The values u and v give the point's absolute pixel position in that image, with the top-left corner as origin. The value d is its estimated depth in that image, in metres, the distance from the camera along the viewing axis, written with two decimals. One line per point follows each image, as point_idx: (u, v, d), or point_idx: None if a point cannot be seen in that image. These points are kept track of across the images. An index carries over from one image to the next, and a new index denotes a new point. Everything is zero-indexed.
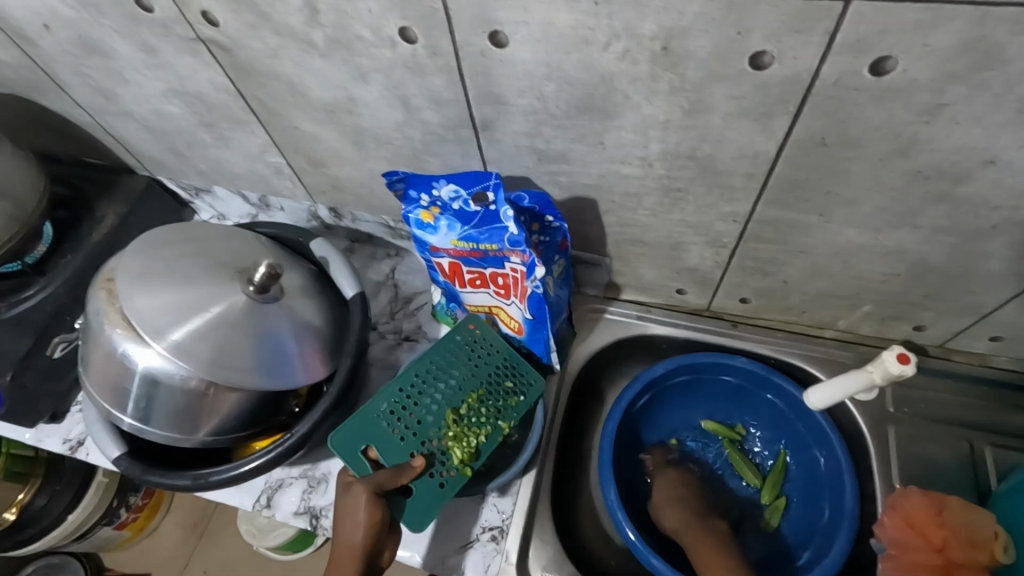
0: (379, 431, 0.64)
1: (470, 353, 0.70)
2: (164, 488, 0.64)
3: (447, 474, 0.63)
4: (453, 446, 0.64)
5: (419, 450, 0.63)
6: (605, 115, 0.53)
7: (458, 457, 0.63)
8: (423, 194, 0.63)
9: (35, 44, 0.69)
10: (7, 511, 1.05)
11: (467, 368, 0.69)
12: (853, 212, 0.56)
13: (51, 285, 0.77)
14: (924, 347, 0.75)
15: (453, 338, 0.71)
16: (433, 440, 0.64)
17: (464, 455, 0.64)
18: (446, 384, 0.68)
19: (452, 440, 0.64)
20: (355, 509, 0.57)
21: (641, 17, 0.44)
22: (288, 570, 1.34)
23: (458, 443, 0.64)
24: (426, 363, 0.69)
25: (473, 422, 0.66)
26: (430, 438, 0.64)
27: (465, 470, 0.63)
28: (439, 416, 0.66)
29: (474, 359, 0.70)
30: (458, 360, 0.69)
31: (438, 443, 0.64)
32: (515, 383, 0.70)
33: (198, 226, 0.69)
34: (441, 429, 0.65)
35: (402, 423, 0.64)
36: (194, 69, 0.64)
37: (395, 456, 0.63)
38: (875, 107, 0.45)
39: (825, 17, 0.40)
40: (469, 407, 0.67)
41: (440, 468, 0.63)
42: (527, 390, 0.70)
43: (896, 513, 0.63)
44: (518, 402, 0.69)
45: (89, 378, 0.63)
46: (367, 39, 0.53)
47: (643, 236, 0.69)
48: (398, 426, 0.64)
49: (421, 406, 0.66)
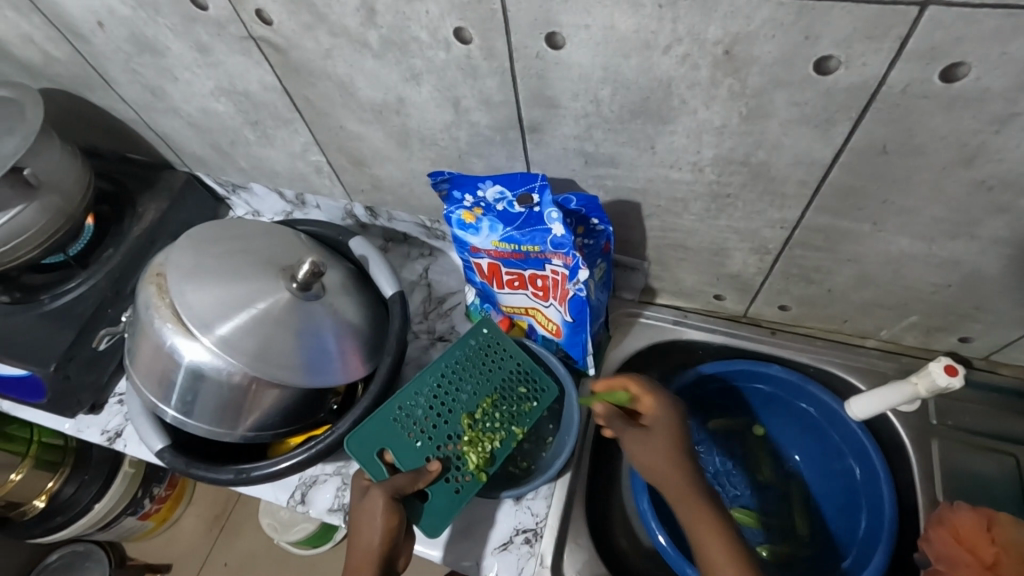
0: (395, 434, 0.64)
1: (484, 357, 0.69)
2: (209, 483, 0.65)
3: (462, 480, 0.63)
4: (468, 451, 0.63)
5: (434, 454, 0.63)
6: (659, 119, 0.53)
7: (472, 462, 0.63)
8: (467, 195, 0.64)
9: (88, 41, 0.70)
10: (37, 498, 1.07)
11: (479, 372, 0.68)
12: (908, 221, 0.55)
13: (94, 278, 0.78)
14: (969, 359, 0.72)
15: (468, 342, 0.70)
16: (448, 445, 0.64)
17: (479, 461, 0.63)
18: (461, 387, 0.67)
19: (467, 445, 0.64)
20: (373, 515, 0.57)
21: (706, 21, 0.43)
22: (308, 566, 1.34)
23: (472, 448, 0.63)
24: (442, 367, 0.68)
25: (488, 427, 0.65)
26: (446, 443, 0.64)
27: (480, 476, 0.63)
28: (455, 420, 0.65)
29: (490, 363, 0.69)
30: (473, 366, 0.68)
31: (453, 447, 0.64)
32: (529, 390, 0.68)
33: (241, 222, 0.69)
34: (455, 434, 0.64)
35: (417, 427, 0.64)
36: (244, 69, 0.65)
37: (411, 461, 0.63)
38: (943, 116, 0.44)
39: (899, 23, 0.39)
40: (484, 412, 0.66)
41: (455, 473, 0.63)
42: (540, 396, 0.68)
43: (943, 528, 0.62)
44: (531, 409, 0.67)
45: (136, 370, 0.64)
46: (422, 40, 0.53)
47: (686, 242, 0.68)
48: (414, 430, 0.64)
49: (437, 409, 0.65)
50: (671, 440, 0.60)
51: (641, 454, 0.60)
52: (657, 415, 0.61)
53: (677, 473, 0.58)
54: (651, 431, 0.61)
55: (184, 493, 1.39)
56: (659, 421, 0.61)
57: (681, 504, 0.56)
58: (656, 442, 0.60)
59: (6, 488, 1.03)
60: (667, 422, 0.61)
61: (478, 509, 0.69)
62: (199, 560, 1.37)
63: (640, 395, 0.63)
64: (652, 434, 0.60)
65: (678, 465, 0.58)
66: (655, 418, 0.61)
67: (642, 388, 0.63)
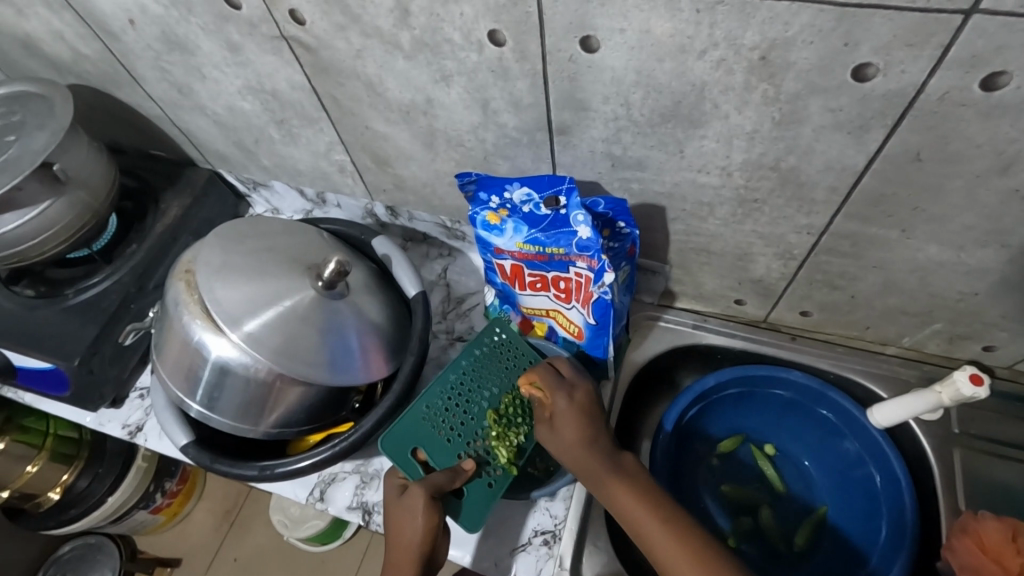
0: (427, 432, 0.64)
1: (496, 357, 0.69)
2: (233, 478, 0.65)
3: (494, 474, 0.63)
4: (497, 446, 0.63)
5: (465, 451, 0.64)
6: (690, 124, 0.53)
7: (503, 457, 0.63)
8: (493, 196, 0.64)
9: (119, 39, 0.71)
10: (52, 490, 1.08)
11: (496, 372, 0.68)
12: (938, 227, 0.55)
13: (117, 274, 0.79)
14: (992, 368, 0.71)
15: (482, 342, 0.70)
16: (477, 441, 0.64)
17: (509, 455, 0.63)
18: (481, 387, 0.67)
19: (496, 439, 0.64)
20: (414, 513, 0.57)
21: (744, 27, 0.44)
22: (319, 562, 1.35)
23: (501, 442, 0.63)
24: (461, 366, 0.68)
25: (513, 421, 0.65)
26: (474, 440, 0.64)
27: (511, 469, 0.63)
28: (481, 416, 0.66)
29: (506, 363, 0.69)
30: (495, 367, 0.69)
31: (482, 444, 0.64)
32: None
33: (265, 220, 0.69)
34: (482, 430, 0.65)
35: (446, 424, 0.65)
36: (273, 67, 0.66)
37: (444, 461, 0.63)
38: (980, 123, 0.44)
39: (941, 32, 0.40)
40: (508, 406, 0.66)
41: (487, 468, 0.63)
42: None
43: (968, 537, 0.62)
44: None
45: (163, 364, 0.65)
46: (454, 42, 0.54)
47: (710, 246, 0.68)
48: (443, 428, 0.64)
49: (462, 407, 0.66)
50: (575, 427, 0.59)
51: (556, 450, 0.60)
52: (558, 407, 0.61)
53: (591, 460, 0.57)
54: (556, 425, 0.60)
55: (194, 488, 1.39)
56: (561, 413, 0.60)
57: (601, 487, 0.56)
58: (565, 434, 0.59)
59: (22, 479, 1.04)
60: (571, 411, 0.60)
61: (498, 509, 0.70)
62: (209, 555, 1.37)
63: (545, 395, 0.61)
64: (559, 427, 0.60)
65: (590, 450, 0.58)
66: (557, 411, 0.60)
67: (544, 381, 0.62)
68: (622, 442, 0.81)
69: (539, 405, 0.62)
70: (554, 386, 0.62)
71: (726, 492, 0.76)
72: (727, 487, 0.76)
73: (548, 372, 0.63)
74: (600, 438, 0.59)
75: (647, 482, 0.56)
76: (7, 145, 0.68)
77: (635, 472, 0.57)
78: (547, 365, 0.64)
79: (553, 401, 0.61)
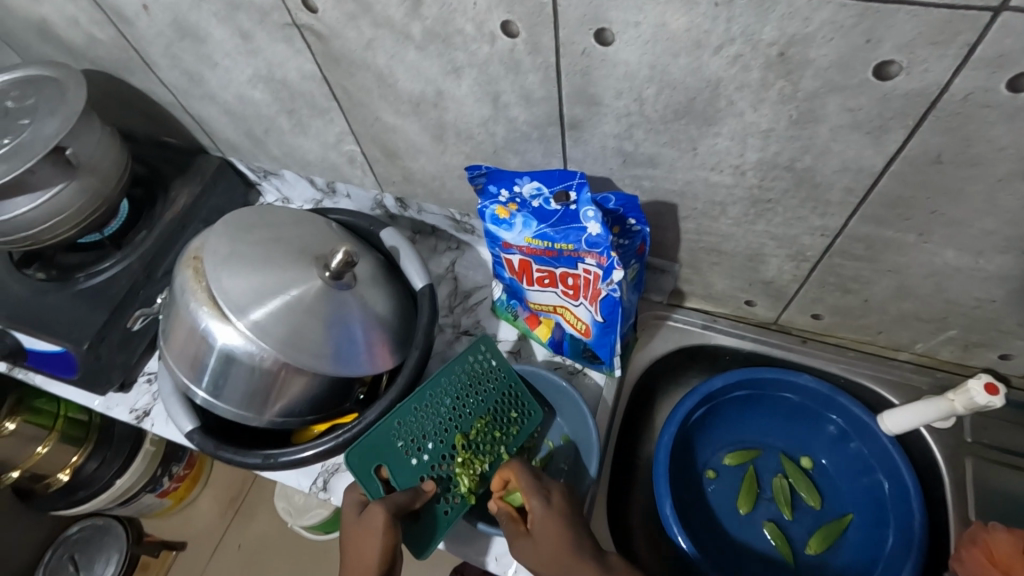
0: (393, 450, 0.64)
1: (477, 379, 0.69)
2: (238, 466, 0.65)
3: (452, 502, 0.63)
4: (460, 473, 0.63)
5: (428, 474, 0.64)
6: (704, 121, 0.52)
7: (464, 486, 0.63)
8: (503, 190, 0.63)
9: (132, 25, 0.71)
10: (61, 472, 1.10)
11: (474, 392, 0.68)
12: (957, 232, 0.53)
13: (127, 260, 0.80)
14: (1008, 377, 0.69)
15: (465, 360, 0.69)
16: (442, 465, 0.64)
17: (470, 483, 0.63)
18: (458, 406, 0.67)
19: (459, 466, 0.64)
20: (373, 532, 0.57)
21: (763, 22, 0.43)
22: (321, 551, 1.35)
23: (464, 469, 0.63)
24: (438, 384, 0.67)
25: (481, 449, 0.65)
26: (440, 463, 0.64)
27: (469, 498, 0.63)
28: (450, 440, 0.65)
29: (483, 383, 0.69)
30: (477, 383, 0.69)
31: (446, 468, 0.64)
32: (518, 413, 0.69)
33: (274, 210, 0.69)
34: (448, 454, 0.65)
35: (415, 443, 0.65)
36: (284, 57, 0.65)
37: (406, 481, 0.63)
38: (1005, 126, 0.43)
39: (967, 29, 0.38)
40: (478, 433, 0.66)
41: (446, 495, 0.63)
42: (527, 420, 0.69)
43: (976, 547, 0.61)
44: (518, 432, 0.68)
45: (169, 351, 0.65)
46: (466, 33, 0.53)
47: (721, 246, 0.67)
48: (411, 447, 0.64)
49: (435, 427, 0.66)
50: (556, 535, 0.56)
51: (539, 567, 0.55)
52: (536, 514, 0.57)
53: (575, 568, 0.53)
54: (536, 535, 0.57)
55: (201, 474, 1.41)
56: (540, 521, 0.57)
57: None
58: (546, 545, 0.55)
59: (32, 460, 1.06)
60: (548, 517, 0.57)
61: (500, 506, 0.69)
62: (214, 541, 1.39)
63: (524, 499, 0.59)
64: (538, 536, 0.56)
65: (574, 559, 0.54)
66: (536, 518, 0.57)
67: (518, 487, 0.60)
68: (626, 441, 0.81)
69: (512, 515, 0.59)
70: (529, 491, 0.59)
71: (739, 505, 0.75)
72: (740, 502, 0.75)
73: (523, 474, 0.61)
74: (582, 541, 0.56)
75: None
76: (20, 128, 0.69)
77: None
78: (521, 464, 0.62)
79: (531, 508, 0.58)
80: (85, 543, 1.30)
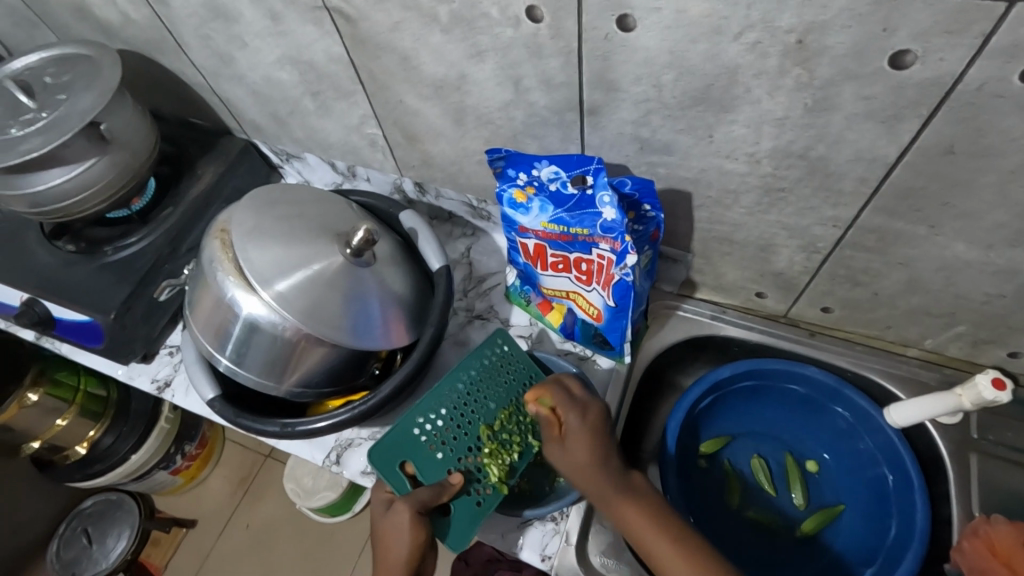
0: (417, 447, 0.66)
1: (498, 371, 0.70)
2: (256, 433, 0.68)
3: (483, 492, 0.64)
4: (489, 464, 0.65)
5: (455, 467, 0.65)
6: (720, 108, 0.53)
7: (495, 476, 0.64)
8: (521, 173, 0.65)
9: (167, 6, 0.73)
10: (80, 445, 1.14)
11: (495, 386, 0.69)
12: (967, 225, 0.54)
13: (152, 235, 0.82)
14: (1016, 375, 0.70)
15: (483, 354, 0.71)
16: (469, 457, 0.66)
17: (500, 474, 0.64)
18: (481, 400, 0.68)
19: (487, 457, 0.65)
20: (400, 530, 0.59)
21: (781, 9, 0.44)
22: (327, 534, 1.37)
23: (493, 460, 0.65)
24: (461, 378, 0.69)
25: (507, 439, 0.67)
26: (466, 455, 0.66)
27: (501, 488, 0.64)
28: (474, 433, 0.67)
29: (504, 376, 0.70)
30: (495, 376, 0.70)
31: (473, 460, 0.65)
32: None
33: (299, 188, 0.72)
34: (475, 447, 0.66)
35: (438, 438, 0.66)
36: (313, 38, 0.67)
37: (432, 475, 0.65)
38: (1018, 116, 0.44)
39: (982, 19, 0.39)
40: (502, 424, 0.67)
41: (476, 486, 0.64)
42: None
43: (977, 539, 0.62)
44: None
45: (195, 320, 0.67)
46: (491, 17, 0.55)
47: (733, 236, 0.68)
48: (434, 442, 0.66)
49: (457, 421, 0.67)
50: (589, 449, 0.58)
51: (566, 470, 0.60)
52: (571, 426, 0.60)
53: (601, 480, 0.58)
54: (569, 445, 0.59)
55: (212, 454, 1.44)
56: (573, 433, 0.59)
57: (613, 508, 0.57)
58: (575, 458, 0.59)
59: (52, 431, 1.08)
60: (585, 431, 0.59)
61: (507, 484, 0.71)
62: (224, 519, 1.42)
63: (562, 413, 0.61)
64: (571, 448, 0.59)
65: (602, 472, 0.58)
66: (570, 430, 0.60)
67: (556, 399, 0.61)
68: (632, 429, 0.82)
69: (548, 422, 0.61)
70: (567, 406, 0.61)
71: (733, 499, 0.77)
72: (733, 496, 0.77)
73: (560, 390, 0.62)
74: (611, 456, 0.59)
75: (657, 501, 0.58)
76: (57, 103, 0.71)
77: (647, 493, 0.58)
78: (558, 381, 0.63)
79: (567, 420, 0.60)
80: (98, 516, 1.33)
